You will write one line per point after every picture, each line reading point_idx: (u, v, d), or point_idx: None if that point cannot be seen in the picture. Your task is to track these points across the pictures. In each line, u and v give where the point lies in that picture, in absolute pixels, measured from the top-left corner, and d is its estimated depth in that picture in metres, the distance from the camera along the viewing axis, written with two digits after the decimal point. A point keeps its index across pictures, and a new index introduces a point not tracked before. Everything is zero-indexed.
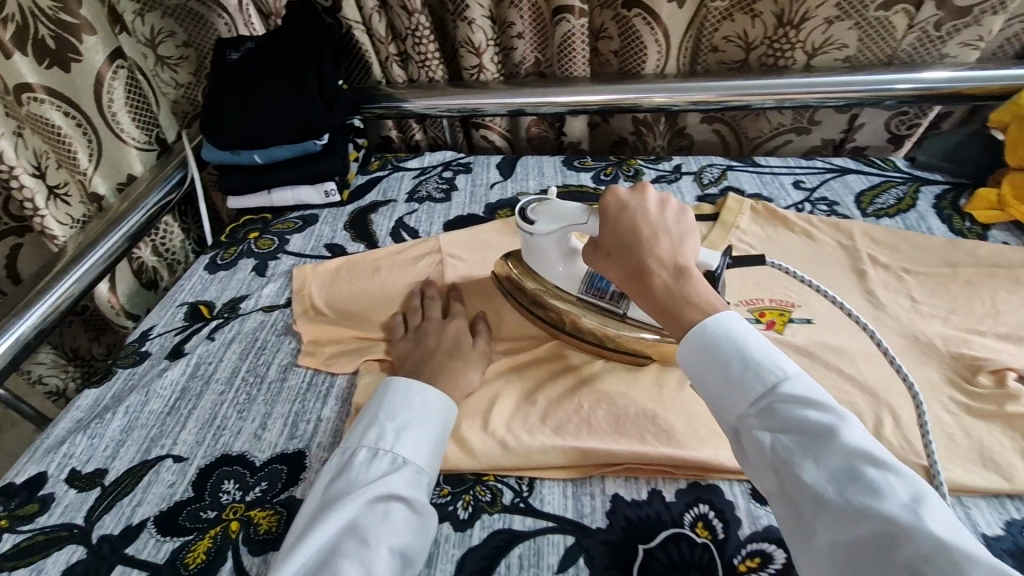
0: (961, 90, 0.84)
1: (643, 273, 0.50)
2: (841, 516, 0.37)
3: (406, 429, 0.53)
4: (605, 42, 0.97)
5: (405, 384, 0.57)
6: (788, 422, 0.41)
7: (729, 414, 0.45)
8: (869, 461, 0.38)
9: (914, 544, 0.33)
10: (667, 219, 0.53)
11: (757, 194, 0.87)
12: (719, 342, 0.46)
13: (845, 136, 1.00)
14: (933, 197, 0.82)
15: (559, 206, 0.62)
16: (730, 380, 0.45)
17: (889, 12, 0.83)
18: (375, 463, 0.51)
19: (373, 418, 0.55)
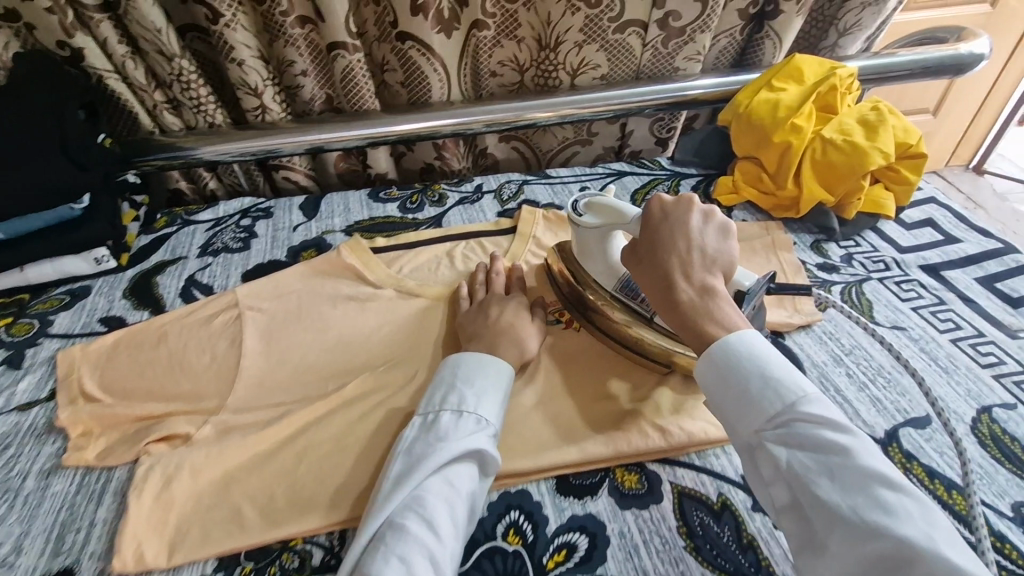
0: (696, 97, 0.99)
1: (669, 283, 0.56)
2: (853, 531, 0.42)
3: (482, 389, 0.57)
4: (391, 75, 0.99)
5: (476, 356, 0.60)
6: (807, 439, 0.46)
7: (747, 425, 0.49)
8: (884, 483, 0.42)
9: (928, 564, 0.38)
10: (703, 236, 0.59)
11: (550, 203, 0.95)
12: (743, 358, 0.51)
13: (621, 142, 1.13)
14: (689, 188, 0.96)
15: (612, 201, 0.66)
16: (753, 395, 0.49)
17: (625, 35, 0.95)
18: (465, 422, 0.53)
19: (452, 385, 0.57)
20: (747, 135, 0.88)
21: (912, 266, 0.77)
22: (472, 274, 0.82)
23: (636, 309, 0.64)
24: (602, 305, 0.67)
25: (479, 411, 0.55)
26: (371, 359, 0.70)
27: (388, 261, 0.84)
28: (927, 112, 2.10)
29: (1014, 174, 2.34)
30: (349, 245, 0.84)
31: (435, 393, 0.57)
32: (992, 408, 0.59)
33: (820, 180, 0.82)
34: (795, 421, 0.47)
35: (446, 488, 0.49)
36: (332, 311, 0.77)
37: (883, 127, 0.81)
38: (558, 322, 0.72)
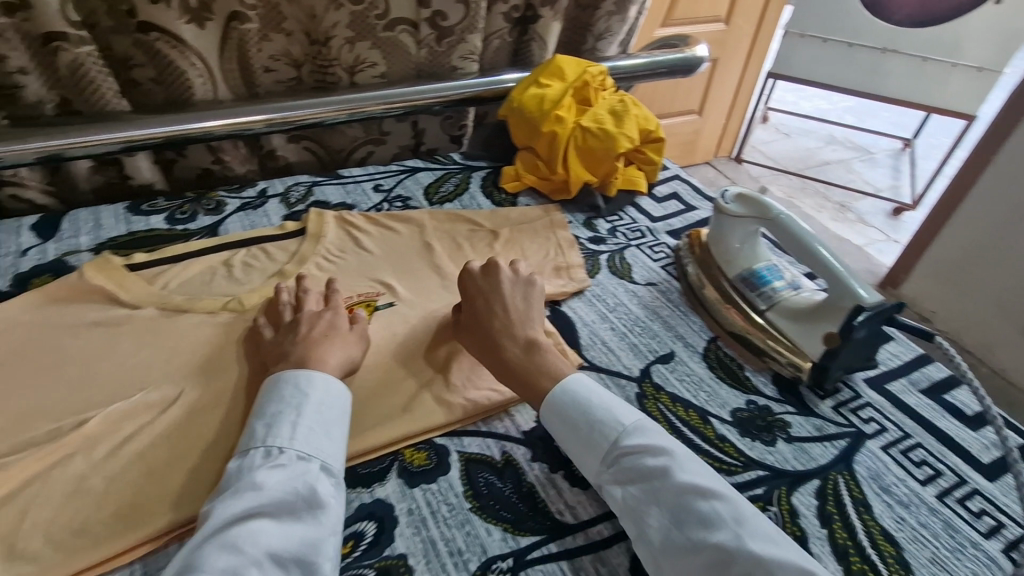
0: (477, 94, 1.04)
1: (496, 346, 0.61)
2: (682, 547, 0.46)
3: (277, 423, 0.50)
4: (139, 71, 0.87)
5: (321, 377, 0.54)
6: (632, 472, 0.50)
7: (589, 469, 0.54)
8: (701, 497, 0.47)
9: (742, 563, 0.43)
10: (515, 300, 0.65)
11: (340, 203, 0.92)
12: (571, 403, 0.56)
13: (415, 141, 1.14)
14: (480, 180, 1.00)
15: (759, 197, 0.70)
16: (587, 439, 0.54)
17: (395, 33, 0.96)
18: (304, 451, 0.49)
19: (293, 419, 0.50)
20: (522, 127, 0.95)
21: (662, 232, 0.90)
22: (253, 281, 0.75)
23: (751, 302, 0.71)
24: (720, 289, 0.74)
25: (317, 452, 0.49)
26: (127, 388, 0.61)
27: (153, 279, 0.74)
28: (693, 112, 2.46)
29: (762, 161, 2.84)
30: (95, 264, 0.72)
31: (288, 412, 0.51)
32: (717, 339, 0.72)
33: (584, 163, 0.92)
34: (624, 452, 0.52)
35: (260, 519, 0.44)
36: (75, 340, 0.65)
37: (627, 115, 0.92)
38: None
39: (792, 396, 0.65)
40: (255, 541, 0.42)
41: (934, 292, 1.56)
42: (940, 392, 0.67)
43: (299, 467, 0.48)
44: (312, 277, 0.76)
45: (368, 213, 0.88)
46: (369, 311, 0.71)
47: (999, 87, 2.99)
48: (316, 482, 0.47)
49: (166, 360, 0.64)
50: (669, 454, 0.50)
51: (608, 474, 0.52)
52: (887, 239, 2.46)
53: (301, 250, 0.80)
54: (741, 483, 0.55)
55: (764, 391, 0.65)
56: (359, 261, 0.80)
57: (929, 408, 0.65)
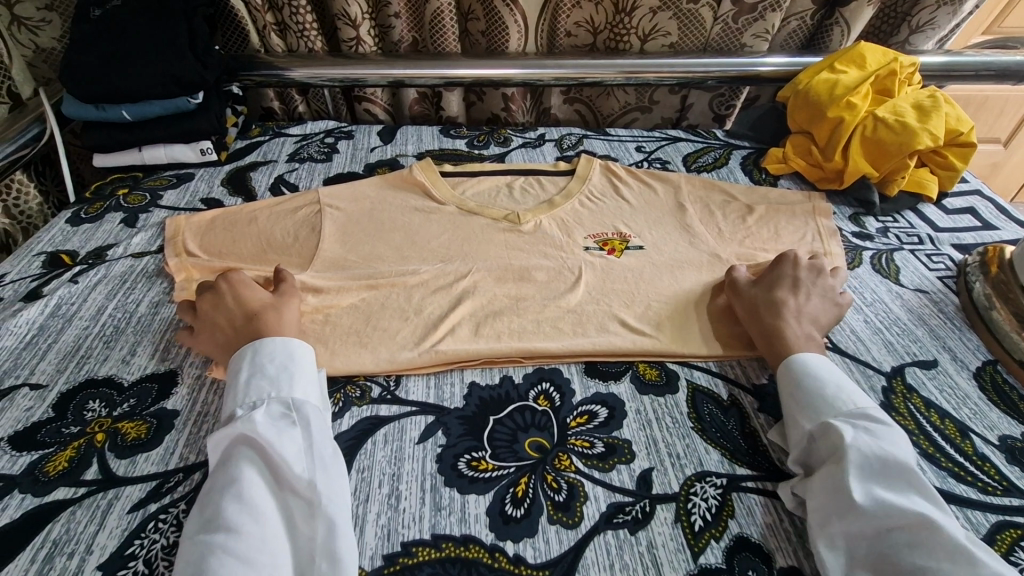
0: (760, 74, 1.04)
1: (780, 320, 0.61)
2: (881, 506, 0.45)
3: (231, 389, 0.53)
4: (474, 23, 1.07)
5: (276, 339, 0.56)
6: (869, 433, 0.49)
7: (809, 414, 0.53)
8: (917, 480, 0.46)
9: (943, 539, 0.42)
10: (817, 305, 0.64)
11: (605, 155, 1.02)
12: (823, 367, 0.56)
13: (679, 114, 1.19)
14: (741, 157, 1.01)
15: None
16: (825, 391, 0.53)
17: (697, 6, 1.01)
18: (260, 399, 0.52)
19: (253, 376, 0.53)
20: (803, 111, 0.93)
21: (945, 243, 0.81)
22: (527, 203, 0.85)
23: None
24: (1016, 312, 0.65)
25: (273, 394, 0.52)
26: (431, 258, 0.76)
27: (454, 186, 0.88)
28: (997, 142, 2.11)
29: None
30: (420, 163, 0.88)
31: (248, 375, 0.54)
32: (995, 362, 0.64)
33: (867, 154, 0.87)
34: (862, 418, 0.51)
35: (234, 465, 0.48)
36: (401, 216, 0.82)
37: (936, 112, 0.85)
38: (602, 249, 0.77)
39: None
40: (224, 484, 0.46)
41: None
42: None
43: (254, 410, 0.51)
44: (578, 209, 0.84)
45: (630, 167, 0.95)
46: (619, 248, 0.78)
47: None
48: (258, 421, 0.50)
49: (461, 245, 0.78)
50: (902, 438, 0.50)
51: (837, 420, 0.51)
52: None
53: (570, 186, 0.87)
54: (998, 505, 0.50)
55: None
56: (620, 206, 0.85)
57: None
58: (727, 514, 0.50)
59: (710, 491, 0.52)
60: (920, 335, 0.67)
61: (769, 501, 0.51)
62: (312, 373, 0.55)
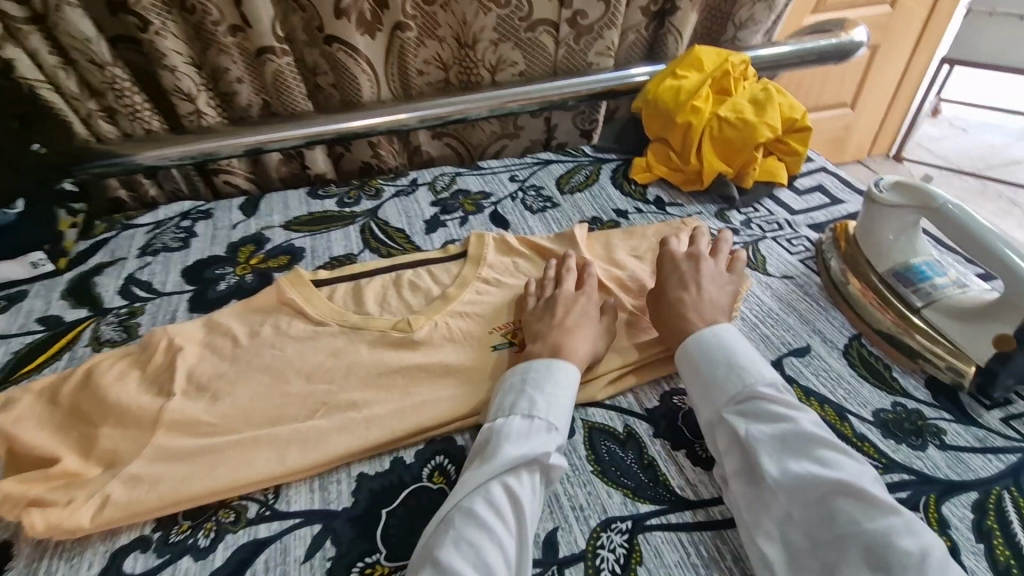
0: (615, 89, 1.07)
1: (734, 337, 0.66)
2: (801, 485, 0.47)
3: (538, 401, 0.55)
4: (323, 77, 1.03)
5: (544, 361, 0.59)
6: (764, 412, 0.52)
7: (705, 402, 0.56)
8: (822, 446, 0.49)
9: (864, 500, 0.45)
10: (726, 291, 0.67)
11: (479, 192, 1.01)
12: (704, 355, 0.58)
13: (547, 136, 1.21)
14: (610, 171, 1.03)
15: (922, 184, 0.63)
16: (712, 377, 0.56)
17: (536, 33, 1.03)
18: (521, 421, 0.54)
19: (521, 391, 0.56)
20: (656, 119, 0.97)
21: (802, 225, 0.86)
22: (418, 303, 0.77)
23: (904, 298, 0.65)
24: (865, 285, 0.68)
25: (535, 414, 0.54)
26: (298, 386, 0.66)
27: (332, 294, 0.79)
28: (846, 106, 2.35)
29: (930, 161, 2.67)
30: (287, 278, 0.79)
31: (506, 398, 0.57)
32: (861, 337, 0.67)
33: (718, 153, 0.91)
34: (757, 396, 0.53)
35: (477, 504, 0.48)
36: (269, 339, 0.72)
37: (770, 105, 0.90)
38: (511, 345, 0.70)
39: (948, 401, 0.59)
40: (469, 525, 0.47)
41: None
42: None
43: (504, 438, 0.52)
44: (475, 299, 0.76)
45: (502, 221, 0.93)
46: (531, 340, 0.70)
47: None
48: (527, 451, 0.51)
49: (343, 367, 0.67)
50: (793, 403, 0.52)
51: (737, 403, 0.54)
52: None
53: (464, 273, 0.80)
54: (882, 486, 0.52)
55: (914, 393, 0.60)
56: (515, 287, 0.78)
57: None
58: (635, 562, 0.49)
59: (616, 540, 0.50)
60: (791, 325, 0.69)
61: (672, 535, 0.51)
62: (561, 393, 0.57)
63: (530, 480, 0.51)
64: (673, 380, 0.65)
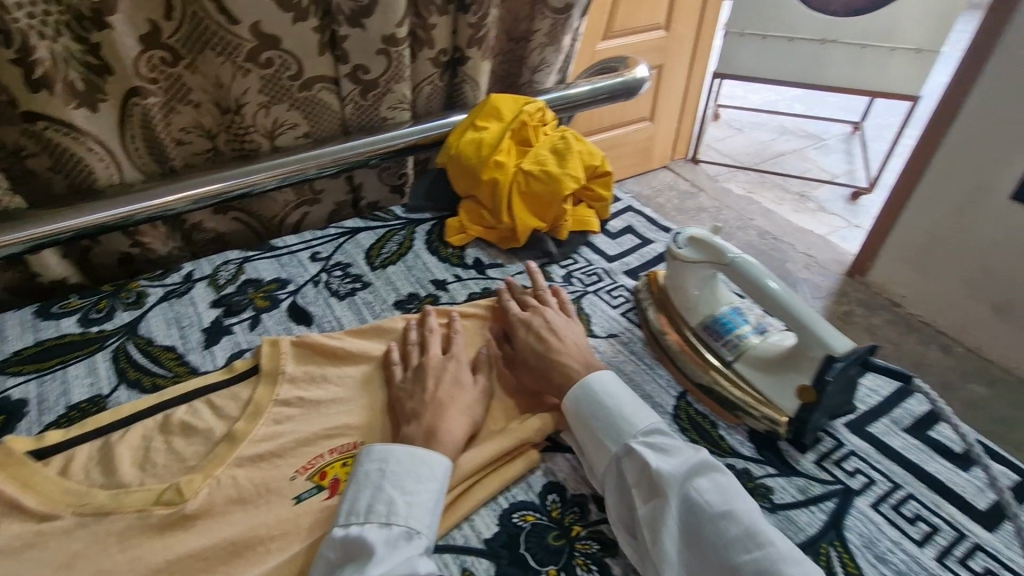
0: (417, 143, 0.99)
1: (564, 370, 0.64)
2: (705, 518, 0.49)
3: (399, 498, 0.50)
4: (34, 161, 0.78)
5: (406, 449, 0.53)
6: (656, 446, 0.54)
7: (614, 437, 0.56)
8: (713, 481, 0.51)
9: (750, 529, 0.47)
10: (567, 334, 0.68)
11: (274, 279, 0.86)
12: (598, 394, 0.59)
13: (353, 195, 1.10)
14: (424, 234, 0.95)
15: (714, 240, 0.64)
16: (623, 410, 0.57)
17: (313, 91, 0.91)
18: (381, 528, 0.49)
19: (382, 487, 0.51)
20: (462, 175, 0.90)
21: (619, 273, 0.86)
22: (195, 454, 0.60)
23: (716, 352, 0.65)
24: (681, 340, 0.68)
25: (392, 519, 0.49)
26: None
27: (67, 466, 0.59)
28: (646, 120, 2.58)
29: (719, 159, 3.05)
30: None
31: (360, 496, 0.51)
32: (686, 395, 0.66)
33: (530, 208, 0.88)
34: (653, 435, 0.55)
35: None
36: None
37: (570, 153, 0.88)
38: (321, 489, 0.57)
39: (770, 453, 0.60)
40: None
41: (898, 275, 1.74)
42: (925, 429, 0.61)
43: (362, 552, 0.47)
44: (271, 434, 0.62)
45: (307, 316, 0.79)
46: (346, 476, 0.59)
47: (930, 82, 3.20)
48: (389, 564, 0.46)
49: None
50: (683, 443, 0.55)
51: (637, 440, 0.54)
52: (848, 225, 2.66)
53: (256, 397, 0.65)
54: None
55: (741, 450, 0.60)
56: (321, 405, 0.66)
57: (918, 449, 0.59)
58: None
59: None
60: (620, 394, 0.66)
61: None
62: (431, 487, 0.52)
63: None
64: (512, 491, 0.57)
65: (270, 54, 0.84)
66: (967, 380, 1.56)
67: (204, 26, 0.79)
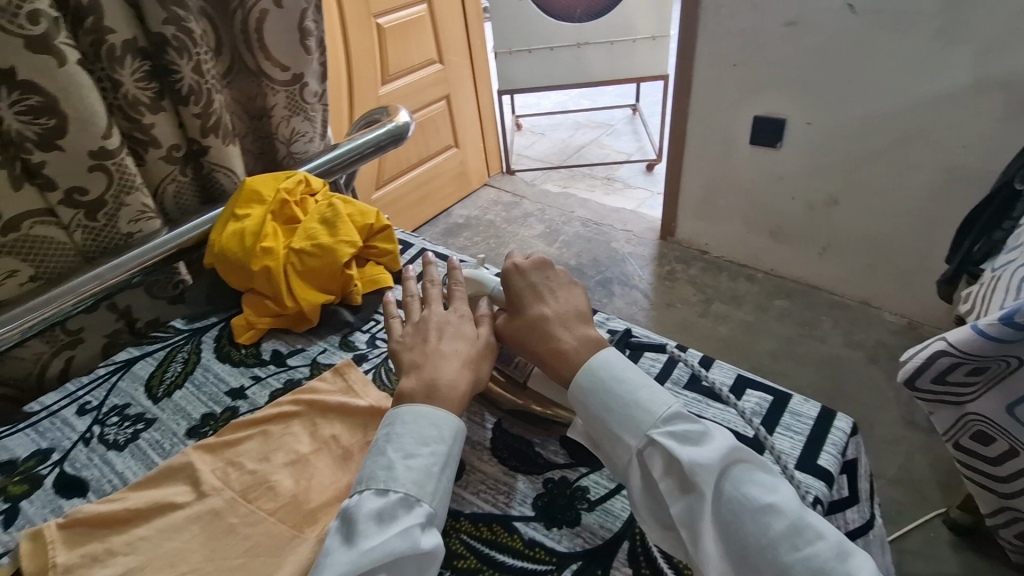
0: (179, 247, 0.90)
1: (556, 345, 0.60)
2: (745, 513, 0.48)
3: (401, 462, 0.53)
4: None
5: (410, 410, 0.56)
6: (684, 436, 0.52)
7: (633, 431, 0.54)
8: (750, 472, 0.50)
9: (792, 525, 0.47)
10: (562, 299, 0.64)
11: (31, 455, 0.73)
12: (613, 386, 0.55)
13: (125, 321, 0.97)
14: (212, 342, 0.87)
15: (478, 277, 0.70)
16: (640, 399, 0.54)
17: (23, 230, 0.80)
18: (382, 496, 0.51)
19: (385, 451, 0.53)
20: (235, 272, 0.85)
21: None
22: None
23: (511, 376, 0.68)
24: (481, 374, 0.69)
25: (391, 485, 0.51)
26: None
27: None
28: (451, 147, 2.66)
29: (532, 165, 3.24)
30: None
31: (370, 463, 0.54)
32: (501, 423, 0.68)
33: (312, 284, 0.86)
34: (673, 424, 0.53)
35: None
36: None
37: (339, 219, 0.87)
38: None
39: (582, 454, 0.64)
40: None
41: (701, 228, 1.97)
42: (698, 381, 0.70)
43: (365, 521, 0.49)
44: None
45: (80, 486, 0.68)
46: None
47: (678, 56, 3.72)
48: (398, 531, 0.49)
49: None
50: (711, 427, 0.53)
51: (660, 433, 0.52)
52: (653, 194, 2.98)
53: None
54: None
55: (556, 461, 0.63)
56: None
57: (696, 402, 0.68)
58: None
59: None
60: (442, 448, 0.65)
61: None
62: (429, 454, 0.53)
63: (402, 562, 0.49)
64: None
65: None
66: (773, 298, 1.80)
67: None
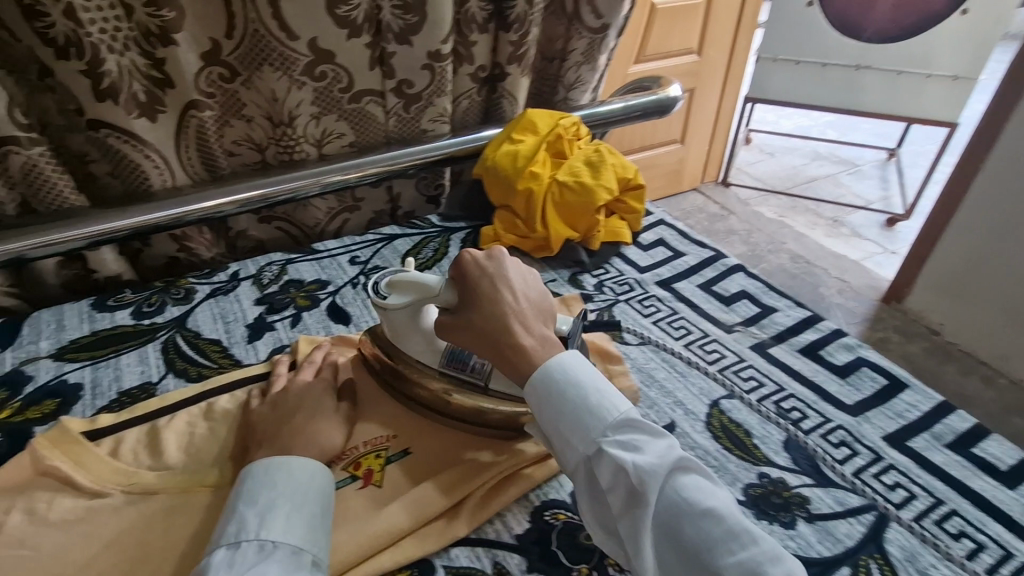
0: (458, 153, 1.01)
1: (508, 342, 0.54)
2: (691, 520, 0.44)
3: (265, 506, 0.49)
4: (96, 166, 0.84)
5: (261, 465, 0.52)
6: (627, 442, 0.48)
7: (581, 437, 0.49)
8: (689, 476, 0.47)
9: (735, 534, 0.43)
10: (523, 287, 0.58)
11: (315, 280, 0.89)
12: (564, 386, 0.51)
13: (392, 205, 1.13)
14: (459, 242, 0.98)
15: (411, 276, 0.61)
16: (587, 401, 0.50)
17: (362, 103, 0.95)
18: (240, 542, 0.46)
19: (229, 514, 0.49)
20: (498, 188, 0.92)
21: (651, 284, 0.88)
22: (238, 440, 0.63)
23: (470, 381, 0.62)
24: (435, 389, 0.64)
25: (240, 537, 0.47)
26: None
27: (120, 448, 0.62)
28: (677, 142, 2.58)
29: (751, 183, 3.02)
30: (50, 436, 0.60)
31: (218, 528, 0.49)
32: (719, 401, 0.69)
33: (563, 218, 0.90)
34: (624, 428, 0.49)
35: None
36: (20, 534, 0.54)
37: (604, 166, 0.90)
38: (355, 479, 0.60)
39: (807, 465, 0.62)
40: None
41: (941, 307, 1.63)
42: (967, 446, 0.65)
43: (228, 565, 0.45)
44: None
45: (345, 317, 0.82)
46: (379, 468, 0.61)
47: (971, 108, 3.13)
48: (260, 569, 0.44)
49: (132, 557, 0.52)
50: (658, 433, 0.49)
51: (607, 438, 0.48)
52: (884, 252, 2.59)
53: None
54: None
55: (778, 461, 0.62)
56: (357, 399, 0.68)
57: (960, 466, 0.63)
58: None
59: None
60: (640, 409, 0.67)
61: None
62: (297, 492, 0.50)
63: None
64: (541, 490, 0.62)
65: (324, 68, 0.88)
66: (1010, 414, 1.45)
67: (262, 43, 0.83)
